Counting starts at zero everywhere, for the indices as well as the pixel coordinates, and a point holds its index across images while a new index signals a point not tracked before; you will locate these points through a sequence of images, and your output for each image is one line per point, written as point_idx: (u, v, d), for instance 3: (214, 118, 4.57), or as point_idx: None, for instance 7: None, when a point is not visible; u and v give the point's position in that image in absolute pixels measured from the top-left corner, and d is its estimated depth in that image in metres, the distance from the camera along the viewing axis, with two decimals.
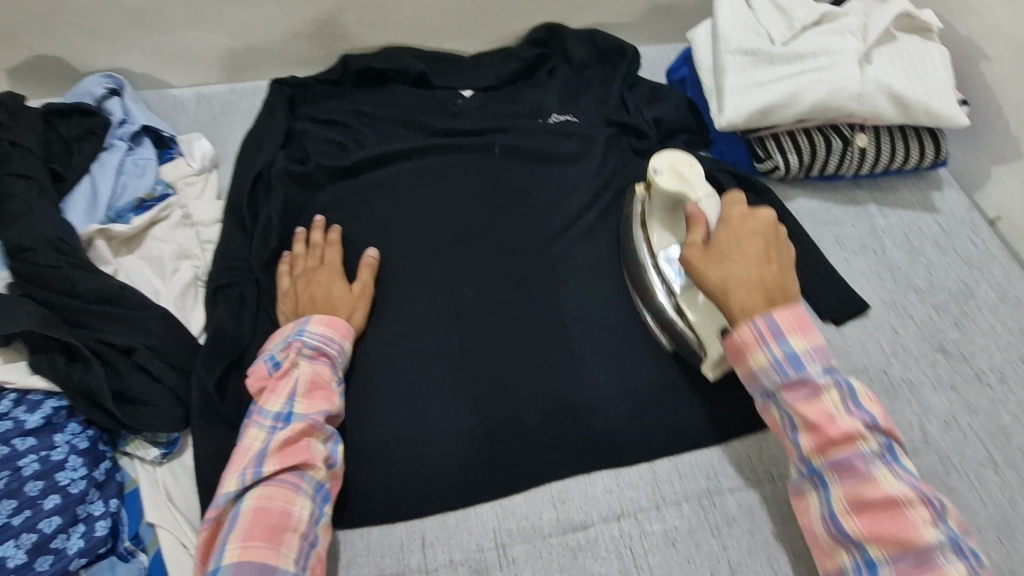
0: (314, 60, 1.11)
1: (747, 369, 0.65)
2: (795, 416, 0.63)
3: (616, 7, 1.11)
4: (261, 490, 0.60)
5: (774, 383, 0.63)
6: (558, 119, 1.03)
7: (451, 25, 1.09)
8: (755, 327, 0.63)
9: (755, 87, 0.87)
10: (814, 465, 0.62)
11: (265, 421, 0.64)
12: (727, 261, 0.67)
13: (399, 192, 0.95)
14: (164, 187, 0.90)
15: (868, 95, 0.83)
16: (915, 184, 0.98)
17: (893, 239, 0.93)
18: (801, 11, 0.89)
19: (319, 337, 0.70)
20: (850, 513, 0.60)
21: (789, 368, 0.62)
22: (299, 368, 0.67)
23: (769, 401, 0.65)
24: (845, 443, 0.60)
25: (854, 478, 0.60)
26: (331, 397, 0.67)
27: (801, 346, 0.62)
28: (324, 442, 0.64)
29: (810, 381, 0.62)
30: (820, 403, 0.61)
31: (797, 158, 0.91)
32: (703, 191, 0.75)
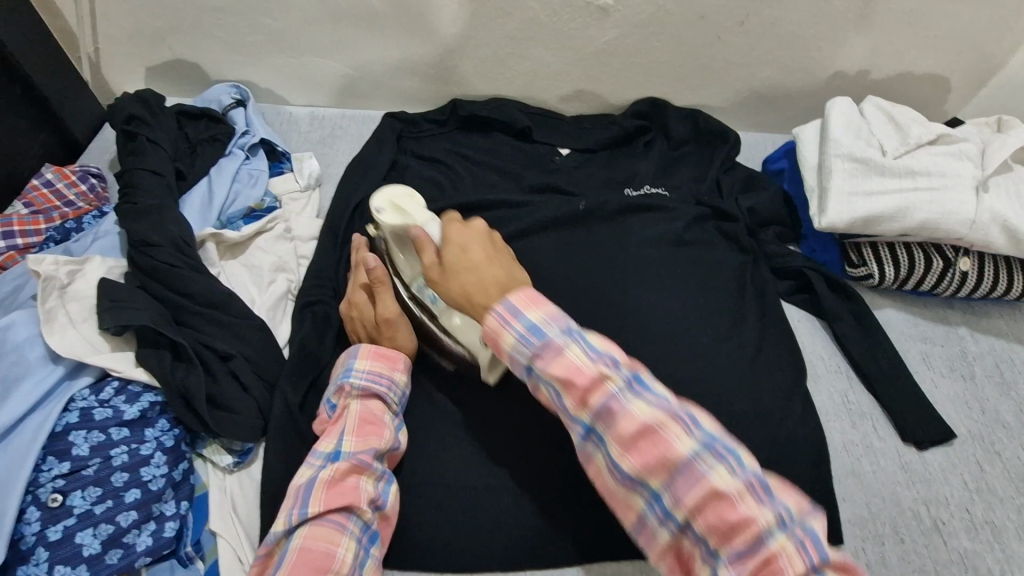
0: (423, 100, 1.16)
1: (504, 356, 0.59)
2: (557, 387, 0.56)
3: (721, 92, 1.13)
4: (308, 529, 0.60)
5: (525, 357, 0.57)
6: (634, 191, 1.05)
7: (559, 86, 1.13)
8: (495, 313, 0.59)
9: (861, 195, 0.87)
10: (584, 423, 0.55)
11: (314, 460, 0.65)
12: (465, 267, 0.67)
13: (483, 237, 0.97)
14: (272, 200, 0.95)
15: (981, 224, 0.82)
16: (1010, 314, 0.95)
17: (984, 367, 0.90)
18: (917, 129, 0.89)
19: (369, 373, 0.70)
20: (625, 457, 0.52)
21: (531, 338, 0.57)
22: (349, 409, 0.68)
23: (534, 383, 0.58)
24: (597, 388, 0.54)
25: (648, 447, 0.52)
26: (378, 434, 0.67)
27: (538, 315, 0.58)
28: (373, 482, 0.65)
29: (561, 346, 0.56)
30: (566, 359, 0.55)
31: (893, 270, 0.90)
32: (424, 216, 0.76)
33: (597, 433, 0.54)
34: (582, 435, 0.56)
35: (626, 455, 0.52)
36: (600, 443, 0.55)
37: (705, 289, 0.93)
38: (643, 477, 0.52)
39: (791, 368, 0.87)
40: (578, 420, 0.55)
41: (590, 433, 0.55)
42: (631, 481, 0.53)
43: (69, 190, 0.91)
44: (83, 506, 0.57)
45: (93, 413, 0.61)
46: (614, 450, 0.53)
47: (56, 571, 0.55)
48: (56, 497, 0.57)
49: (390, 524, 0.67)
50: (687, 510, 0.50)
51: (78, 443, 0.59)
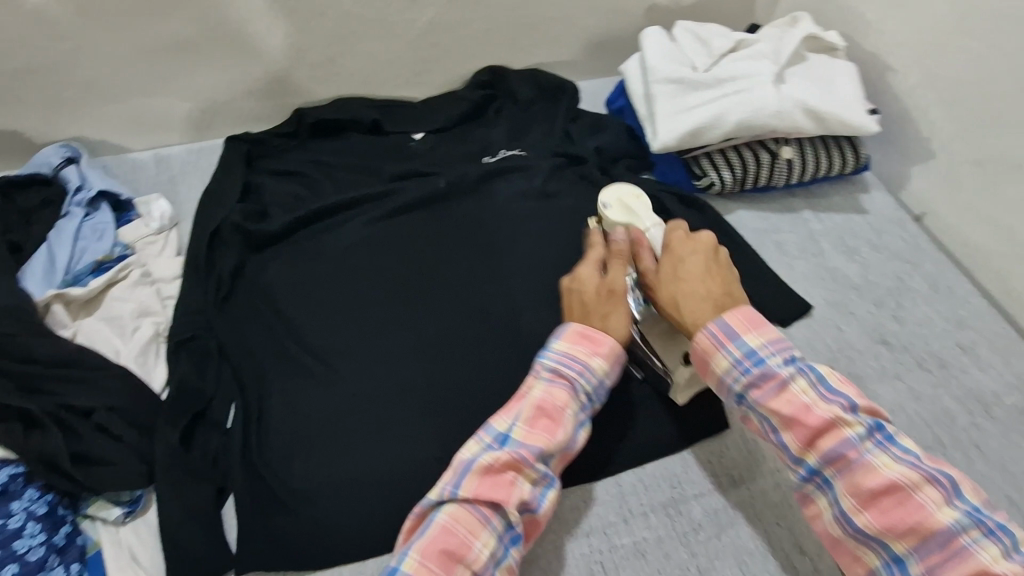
0: (269, 117, 1.15)
1: (714, 378, 0.66)
2: (777, 422, 0.62)
3: (553, 47, 1.18)
4: (455, 510, 0.60)
5: (738, 384, 0.64)
6: (491, 159, 1.08)
7: (399, 74, 1.14)
8: (708, 332, 0.66)
9: (682, 112, 0.93)
10: (808, 463, 0.61)
11: (484, 437, 0.65)
12: (688, 275, 0.70)
13: (353, 234, 0.97)
14: (122, 248, 0.91)
15: (786, 111, 0.89)
16: (844, 189, 1.05)
17: (830, 241, 0.99)
18: (718, 40, 0.97)
19: (586, 356, 0.68)
20: (860, 510, 0.58)
21: (749, 365, 0.63)
22: (534, 390, 0.67)
23: (743, 407, 0.65)
24: (830, 433, 0.60)
25: (895, 507, 0.56)
26: (551, 430, 0.65)
27: (756, 340, 0.64)
28: (530, 483, 0.63)
29: (785, 379, 0.62)
30: (789, 394, 0.62)
31: (730, 173, 0.97)
32: (651, 221, 0.82)
33: (825, 478, 0.60)
34: (806, 477, 0.62)
35: (864, 511, 0.57)
36: (827, 485, 0.60)
37: (571, 235, 0.98)
38: (880, 533, 0.57)
39: None
40: (802, 460, 0.61)
41: (815, 475, 0.61)
42: (866, 536, 0.58)
43: None
44: None
45: None
46: (846, 499, 0.59)
47: None
48: None
49: (535, 526, 0.66)
50: None
51: None
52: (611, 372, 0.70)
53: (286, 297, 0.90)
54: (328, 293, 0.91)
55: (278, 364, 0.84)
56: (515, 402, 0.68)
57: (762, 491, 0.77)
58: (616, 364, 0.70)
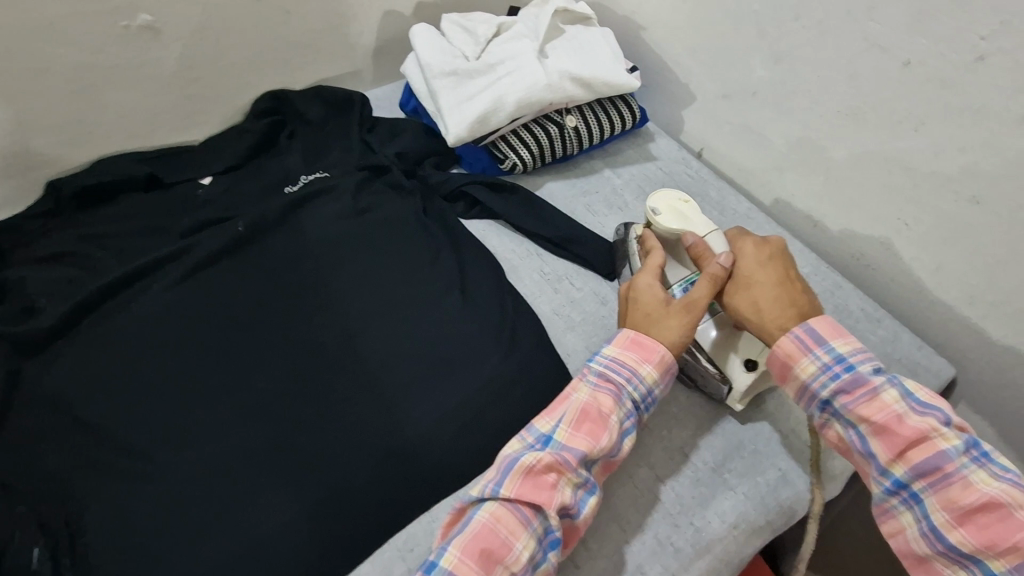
0: (19, 197, 0.99)
1: (796, 383, 0.70)
2: (865, 430, 0.65)
3: (333, 61, 1.14)
4: (497, 509, 0.61)
5: (827, 390, 0.67)
6: (294, 187, 1.02)
7: (167, 120, 1.05)
8: (794, 337, 0.69)
9: (464, 103, 0.94)
10: (894, 474, 0.63)
11: (528, 437, 0.67)
12: (759, 283, 0.73)
13: (147, 304, 0.87)
14: None
15: (556, 83, 0.94)
16: (633, 143, 1.14)
17: (631, 192, 1.06)
18: (481, 28, 0.99)
19: (629, 364, 0.70)
20: (952, 524, 0.59)
21: (837, 369, 0.67)
22: (579, 393, 0.69)
23: (829, 414, 0.68)
24: (925, 445, 0.62)
25: (992, 522, 0.58)
26: (595, 435, 0.65)
27: (844, 348, 0.67)
28: (571, 488, 0.63)
29: (877, 387, 0.65)
30: (882, 402, 0.64)
31: (527, 151, 1.01)
32: (704, 228, 0.82)
33: (912, 490, 0.62)
34: (889, 489, 0.64)
35: (956, 525, 0.59)
36: (916, 499, 0.62)
37: (392, 243, 0.95)
38: (974, 549, 0.58)
39: (491, 269, 0.93)
40: (889, 472, 0.63)
41: (900, 488, 0.63)
42: (958, 554, 0.59)
43: None
44: None
45: None
46: (934, 508, 0.61)
47: None
48: None
49: (574, 535, 0.65)
50: None
51: None
52: (659, 381, 0.71)
53: (84, 395, 0.79)
54: (132, 378, 0.81)
55: (87, 473, 0.74)
56: (561, 405, 0.69)
57: None
58: (665, 375, 0.71)
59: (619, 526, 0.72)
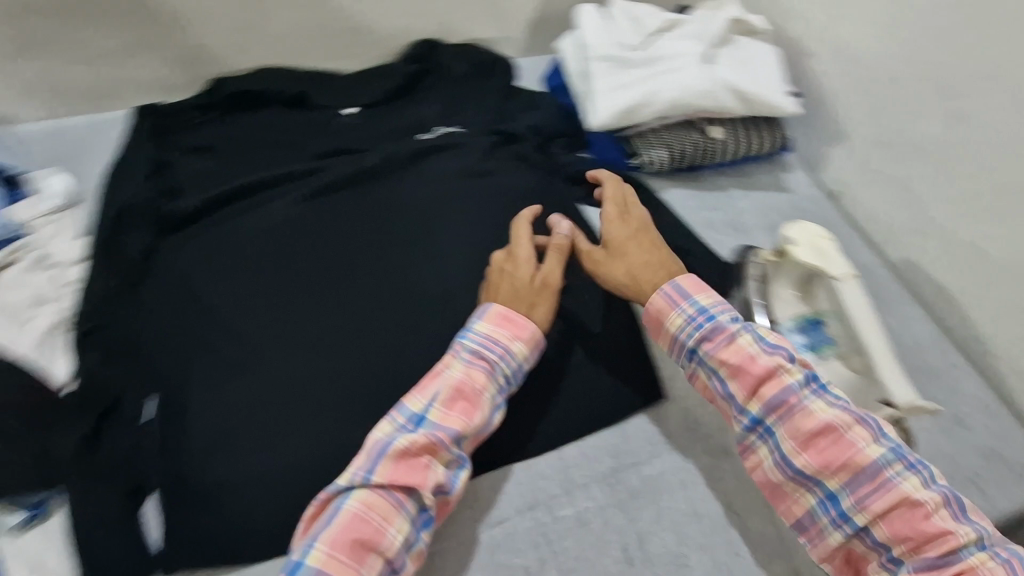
0: (182, 86, 1.06)
1: (665, 335, 0.73)
2: (724, 373, 0.69)
3: (490, 22, 1.16)
4: (366, 497, 0.60)
5: (693, 338, 0.71)
6: (428, 135, 1.03)
7: (324, 44, 1.09)
8: (664, 292, 0.73)
9: (619, 90, 0.93)
10: (752, 412, 0.67)
11: (398, 417, 0.65)
12: (621, 257, 0.77)
13: (277, 213, 0.90)
14: (13, 229, 0.82)
15: (715, 92, 0.92)
16: (768, 169, 1.10)
17: (755, 218, 1.04)
18: (651, 20, 0.98)
19: (486, 336, 0.70)
20: (799, 450, 0.64)
21: (700, 318, 0.71)
22: (450, 370, 0.67)
23: (694, 363, 0.72)
24: (772, 380, 0.66)
25: (831, 446, 0.63)
26: (467, 411, 0.67)
27: (704, 300, 0.72)
28: (444, 466, 0.65)
29: (733, 332, 0.69)
30: (738, 346, 0.68)
31: (663, 153, 0.99)
32: (841, 271, 0.78)
33: (768, 427, 0.66)
34: (749, 428, 0.67)
35: (803, 453, 0.64)
36: (770, 433, 0.66)
37: (512, 209, 0.95)
38: (818, 471, 0.63)
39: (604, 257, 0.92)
40: (746, 410, 0.67)
41: (759, 425, 0.67)
42: (805, 478, 0.64)
43: None
44: None
45: None
46: (786, 442, 0.65)
47: None
48: None
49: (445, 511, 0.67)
50: (872, 515, 0.61)
51: None
52: (533, 352, 0.72)
53: (206, 281, 0.84)
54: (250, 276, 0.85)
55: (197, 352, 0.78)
56: (429, 383, 0.68)
57: (698, 455, 0.78)
58: (535, 349, 0.72)
59: (681, 541, 0.71)
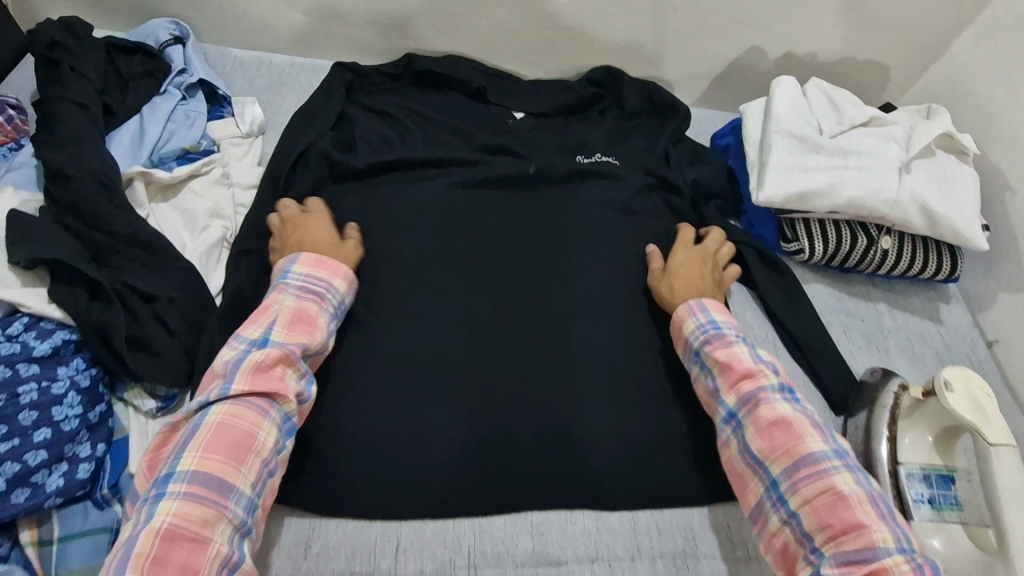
0: (377, 52, 1.12)
1: (684, 342, 0.79)
2: (715, 370, 0.74)
3: (677, 67, 1.14)
4: (229, 407, 0.60)
5: (699, 342, 0.77)
6: (585, 159, 1.04)
7: (517, 48, 1.11)
8: (688, 304, 0.80)
9: (797, 171, 0.90)
10: (729, 405, 0.71)
11: (239, 345, 0.64)
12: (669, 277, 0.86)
13: (434, 194, 0.93)
14: (209, 144, 0.89)
15: (902, 203, 0.87)
16: (925, 293, 1.02)
17: (897, 341, 0.96)
18: (851, 110, 0.94)
19: (307, 274, 0.72)
20: (756, 437, 0.67)
21: (710, 327, 0.77)
22: (281, 303, 0.68)
23: (699, 367, 0.77)
24: (751, 379, 0.71)
25: (781, 436, 0.66)
26: (308, 334, 0.67)
27: (721, 318, 0.78)
28: (301, 380, 0.65)
29: (732, 340, 0.74)
30: (732, 350, 0.73)
31: (822, 245, 0.94)
32: (999, 439, 0.69)
33: (739, 419, 0.70)
34: (726, 419, 0.72)
35: (758, 438, 0.67)
36: (738, 425, 0.70)
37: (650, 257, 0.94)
38: (765, 457, 0.66)
39: None
40: (726, 404, 0.72)
41: (732, 418, 0.71)
42: (757, 463, 0.67)
43: None
44: None
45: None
46: (750, 433, 0.68)
47: None
48: None
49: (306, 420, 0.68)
50: (802, 499, 0.63)
51: None
52: (346, 292, 0.75)
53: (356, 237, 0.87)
54: (391, 244, 0.87)
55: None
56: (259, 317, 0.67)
57: None
58: (352, 286, 0.76)
59: None
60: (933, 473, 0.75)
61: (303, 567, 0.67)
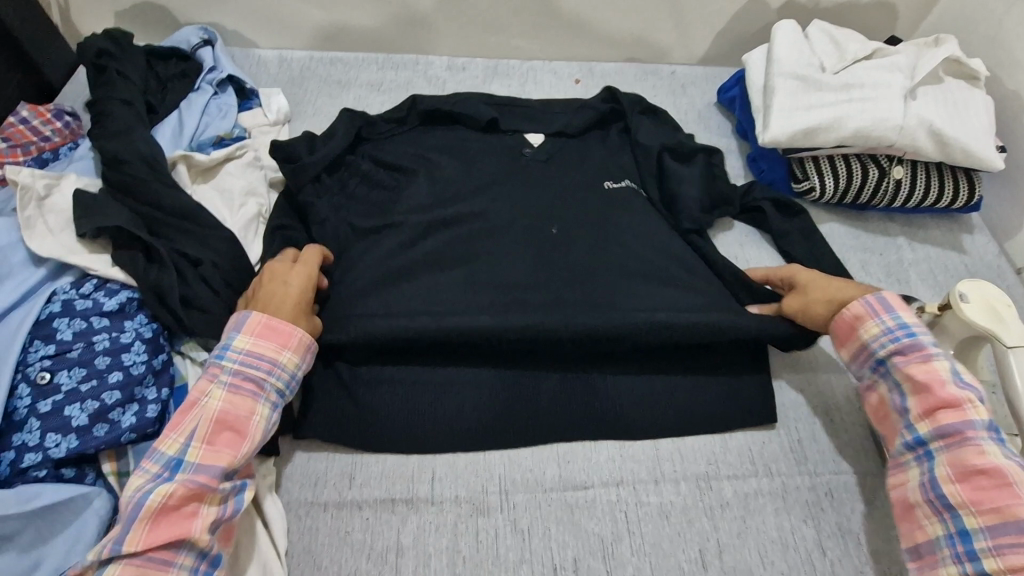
0: (389, 40, 1.18)
1: (858, 342, 0.71)
2: (907, 387, 0.67)
3: (680, 27, 1.16)
4: (126, 566, 0.54)
5: (884, 350, 0.69)
6: (614, 184, 0.91)
7: (521, 23, 1.15)
8: (866, 301, 0.71)
9: (801, 109, 0.91)
10: (919, 432, 0.66)
11: (151, 465, 0.58)
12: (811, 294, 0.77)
13: (445, 152, 0.92)
14: (241, 131, 0.99)
15: (909, 128, 0.89)
16: (947, 225, 1.01)
17: (919, 272, 0.96)
18: (853, 45, 0.95)
19: (242, 355, 0.63)
20: (953, 479, 0.62)
21: (901, 334, 0.68)
22: (208, 400, 0.61)
23: (877, 374, 0.71)
24: (956, 411, 0.64)
25: (990, 488, 0.60)
26: (236, 444, 0.61)
27: (910, 318, 0.69)
28: (218, 505, 0.59)
29: (931, 354, 0.67)
30: (934, 367, 0.66)
31: (834, 181, 0.94)
32: (1015, 338, 0.69)
33: (930, 450, 0.64)
34: (909, 445, 0.66)
35: (957, 482, 0.62)
36: (928, 456, 0.64)
37: None
38: (964, 506, 0.61)
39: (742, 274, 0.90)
40: (914, 428, 0.66)
41: (920, 446, 0.65)
42: (945, 506, 0.62)
43: (45, 127, 0.92)
44: (70, 384, 0.62)
45: (75, 304, 0.67)
46: (943, 470, 0.63)
47: (48, 438, 0.60)
48: (44, 374, 0.62)
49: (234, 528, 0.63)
50: (1005, 563, 0.57)
51: (63, 330, 0.64)
52: (300, 360, 0.67)
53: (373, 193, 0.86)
54: None
55: (351, 260, 0.82)
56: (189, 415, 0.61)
57: (797, 487, 0.75)
58: (306, 355, 0.67)
59: (762, 564, 0.70)
60: None
61: (347, 495, 0.71)
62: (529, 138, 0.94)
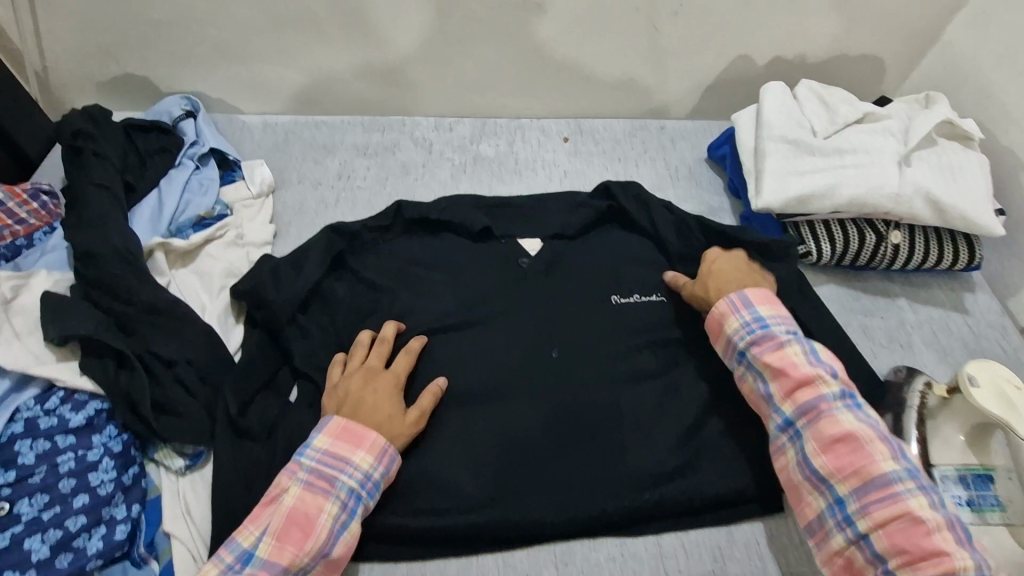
0: (373, 102, 1.16)
1: (723, 340, 0.75)
2: (768, 373, 0.70)
3: (668, 84, 1.15)
4: None
5: (743, 342, 0.73)
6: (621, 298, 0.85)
7: (507, 83, 1.13)
8: (728, 300, 0.76)
9: (793, 175, 0.89)
10: (785, 412, 0.69)
11: (226, 556, 0.60)
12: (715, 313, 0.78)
13: (430, 228, 0.89)
14: (222, 208, 0.96)
15: (904, 195, 0.87)
16: (948, 284, 0.99)
17: (922, 335, 0.93)
18: (844, 108, 0.94)
19: (327, 455, 0.65)
20: (819, 452, 0.65)
21: (755, 327, 0.73)
22: (285, 496, 0.63)
23: (743, 366, 0.74)
24: (811, 387, 0.68)
25: (847, 453, 0.64)
26: (302, 541, 0.61)
27: (766, 311, 0.74)
28: None
29: (782, 341, 0.71)
30: (787, 354, 0.70)
31: (831, 246, 0.92)
32: None
33: (797, 428, 0.67)
34: (780, 427, 0.69)
35: (822, 453, 0.65)
36: (797, 434, 0.67)
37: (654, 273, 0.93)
38: (833, 476, 0.64)
39: None
40: (780, 410, 0.69)
41: (789, 426, 0.68)
42: (818, 480, 0.65)
43: (20, 209, 0.89)
44: (31, 513, 0.59)
45: (38, 422, 0.64)
46: (811, 445, 0.66)
47: None
48: (3, 504, 0.59)
49: None
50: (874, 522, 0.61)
51: (24, 453, 0.62)
52: (376, 462, 0.66)
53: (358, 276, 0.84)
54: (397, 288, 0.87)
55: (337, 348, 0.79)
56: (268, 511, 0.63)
57: None
58: (384, 456, 0.67)
59: None
60: (972, 473, 0.72)
61: None
62: (525, 245, 0.89)
